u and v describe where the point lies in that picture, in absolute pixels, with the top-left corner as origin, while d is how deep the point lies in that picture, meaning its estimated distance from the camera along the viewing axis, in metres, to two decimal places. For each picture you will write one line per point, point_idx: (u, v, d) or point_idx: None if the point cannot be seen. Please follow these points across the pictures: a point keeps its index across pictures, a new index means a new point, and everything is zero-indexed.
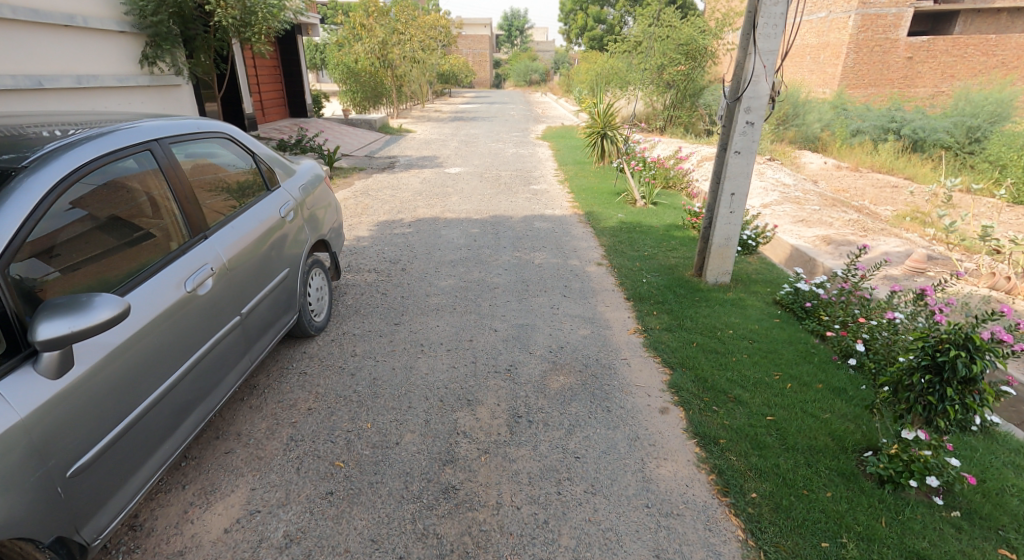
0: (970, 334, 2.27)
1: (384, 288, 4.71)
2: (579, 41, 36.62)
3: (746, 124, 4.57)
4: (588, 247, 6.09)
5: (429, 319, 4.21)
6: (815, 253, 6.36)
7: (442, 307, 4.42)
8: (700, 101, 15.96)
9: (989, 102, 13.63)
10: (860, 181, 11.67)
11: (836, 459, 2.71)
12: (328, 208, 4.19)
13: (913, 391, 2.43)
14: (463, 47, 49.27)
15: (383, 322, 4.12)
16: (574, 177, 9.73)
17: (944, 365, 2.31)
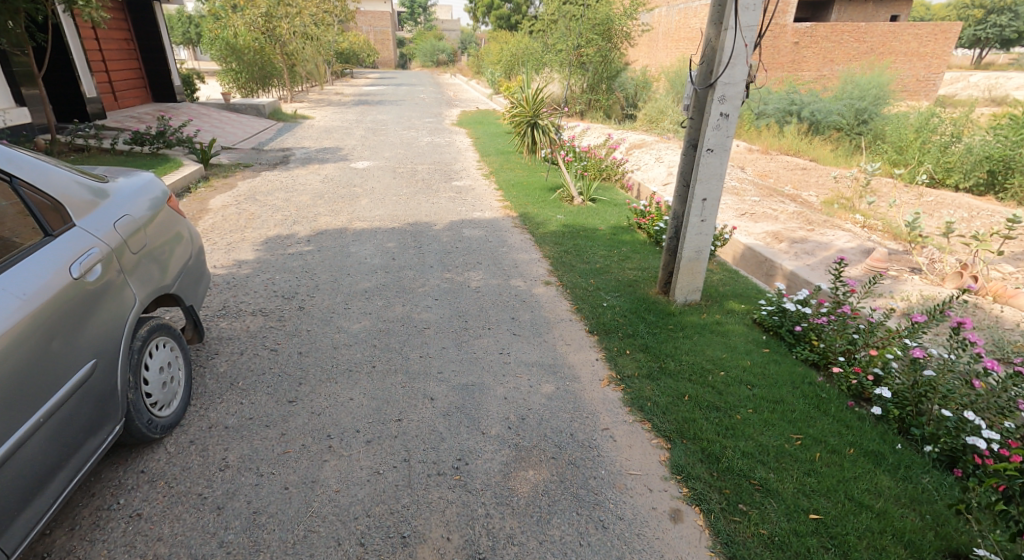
0: None
1: (274, 341, 3.48)
2: (484, 19, 35.10)
3: (720, 117, 3.78)
4: (530, 260, 5.16)
5: (338, 389, 3.04)
6: (773, 254, 5.84)
7: (355, 365, 3.27)
8: (616, 84, 15.40)
9: (873, 86, 13.52)
10: (772, 164, 11.42)
11: None
12: (178, 240, 2.89)
13: None
14: (362, 24, 46.14)
15: (271, 401, 2.91)
16: (500, 171, 8.75)
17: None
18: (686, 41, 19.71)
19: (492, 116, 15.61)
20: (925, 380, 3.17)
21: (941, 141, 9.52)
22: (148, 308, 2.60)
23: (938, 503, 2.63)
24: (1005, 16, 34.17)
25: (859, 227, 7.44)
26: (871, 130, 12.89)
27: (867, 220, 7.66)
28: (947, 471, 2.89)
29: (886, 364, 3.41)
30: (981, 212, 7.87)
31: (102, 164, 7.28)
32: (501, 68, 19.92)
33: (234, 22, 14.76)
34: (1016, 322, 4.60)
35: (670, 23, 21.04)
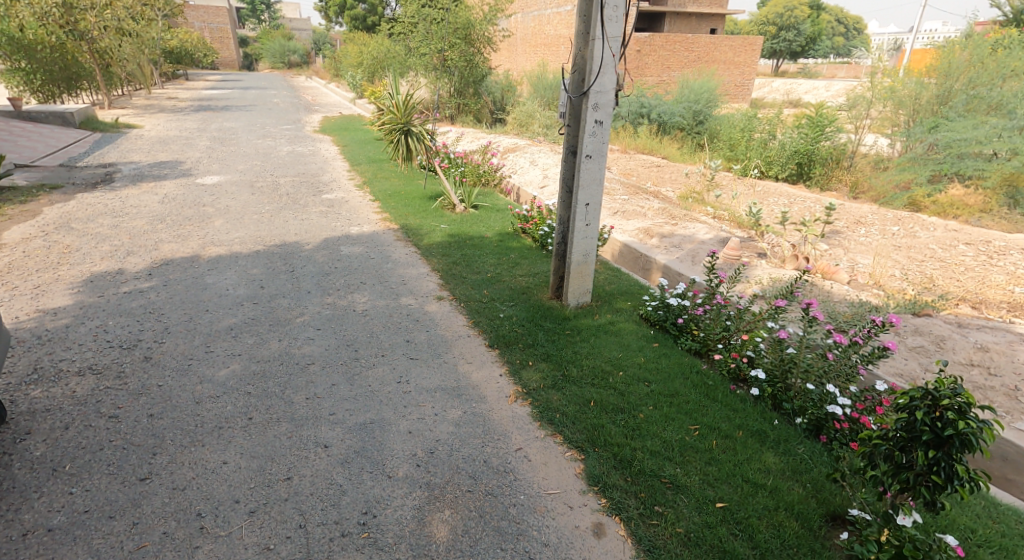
0: (963, 394, 1.94)
1: (112, 406, 2.91)
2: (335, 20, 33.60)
3: (595, 124, 3.78)
4: (418, 275, 4.93)
5: (206, 454, 2.60)
6: (647, 249, 6.10)
7: (227, 419, 2.84)
8: (482, 88, 15.46)
9: (705, 88, 14.97)
10: (631, 162, 12.16)
11: (814, 551, 2.31)
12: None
13: (911, 471, 2.04)
14: (193, 19, 41.23)
15: (116, 484, 2.41)
16: (375, 180, 8.34)
17: (949, 439, 1.93)
18: (544, 47, 20.45)
19: (359, 121, 14.92)
20: (787, 355, 3.30)
21: (760, 138, 10.69)
22: None
23: (816, 473, 2.76)
24: (792, 32, 40.39)
25: (710, 219, 7.65)
26: (707, 130, 14.25)
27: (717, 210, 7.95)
28: (817, 440, 3.04)
29: (757, 346, 3.56)
30: (799, 199, 8.39)
31: None
32: (362, 72, 19.15)
33: (20, 12, 12.36)
34: (845, 295, 4.71)
35: (526, 29, 21.74)
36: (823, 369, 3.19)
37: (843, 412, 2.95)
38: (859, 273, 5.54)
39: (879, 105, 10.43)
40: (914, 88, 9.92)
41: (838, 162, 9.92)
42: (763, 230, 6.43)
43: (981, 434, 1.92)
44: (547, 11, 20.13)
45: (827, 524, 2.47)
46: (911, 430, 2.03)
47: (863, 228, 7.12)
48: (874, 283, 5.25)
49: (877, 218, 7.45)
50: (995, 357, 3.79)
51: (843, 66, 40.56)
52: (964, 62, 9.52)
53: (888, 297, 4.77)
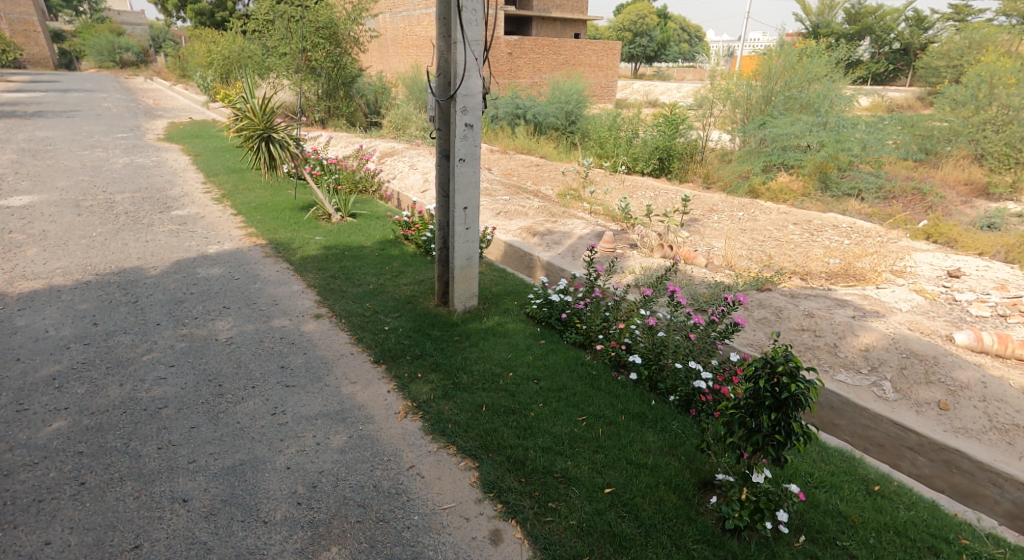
0: (794, 358, 2.17)
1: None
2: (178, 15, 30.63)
3: (465, 127, 3.75)
4: (291, 293, 4.72)
5: (22, 536, 2.21)
6: (529, 247, 6.24)
7: (50, 489, 2.46)
8: (353, 90, 14.92)
9: (574, 89, 15.60)
10: (510, 162, 12.41)
11: (692, 520, 2.46)
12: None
13: (761, 433, 2.25)
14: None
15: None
16: (237, 194, 7.77)
17: (784, 400, 2.16)
18: (416, 48, 20.22)
19: (212, 128, 13.70)
20: (659, 339, 3.52)
21: (626, 136, 11.39)
22: None
23: (689, 445, 2.95)
24: (644, 38, 43.78)
25: (586, 215, 7.91)
26: (579, 129, 14.91)
27: (593, 206, 8.25)
28: (688, 414, 3.26)
29: (633, 333, 3.75)
30: (663, 191, 9.06)
31: None
32: (214, 73, 17.66)
33: None
34: (703, 277, 5.13)
35: (395, 29, 21.34)
36: (688, 348, 3.43)
37: (706, 385, 3.20)
38: (714, 256, 6.08)
39: (719, 104, 11.55)
40: (746, 90, 11.11)
41: (692, 156, 10.81)
42: (633, 222, 6.80)
43: (808, 392, 2.18)
44: (415, 12, 19.97)
45: (701, 492, 2.65)
46: (756, 397, 2.24)
47: (716, 215, 7.86)
48: (727, 265, 5.79)
49: (726, 205, 8.26)
50: (821, 320, 4.29)
51: (690, 69, 44.51)
52: (780, 66, 10.79)
53: (737, 276, 5.27)
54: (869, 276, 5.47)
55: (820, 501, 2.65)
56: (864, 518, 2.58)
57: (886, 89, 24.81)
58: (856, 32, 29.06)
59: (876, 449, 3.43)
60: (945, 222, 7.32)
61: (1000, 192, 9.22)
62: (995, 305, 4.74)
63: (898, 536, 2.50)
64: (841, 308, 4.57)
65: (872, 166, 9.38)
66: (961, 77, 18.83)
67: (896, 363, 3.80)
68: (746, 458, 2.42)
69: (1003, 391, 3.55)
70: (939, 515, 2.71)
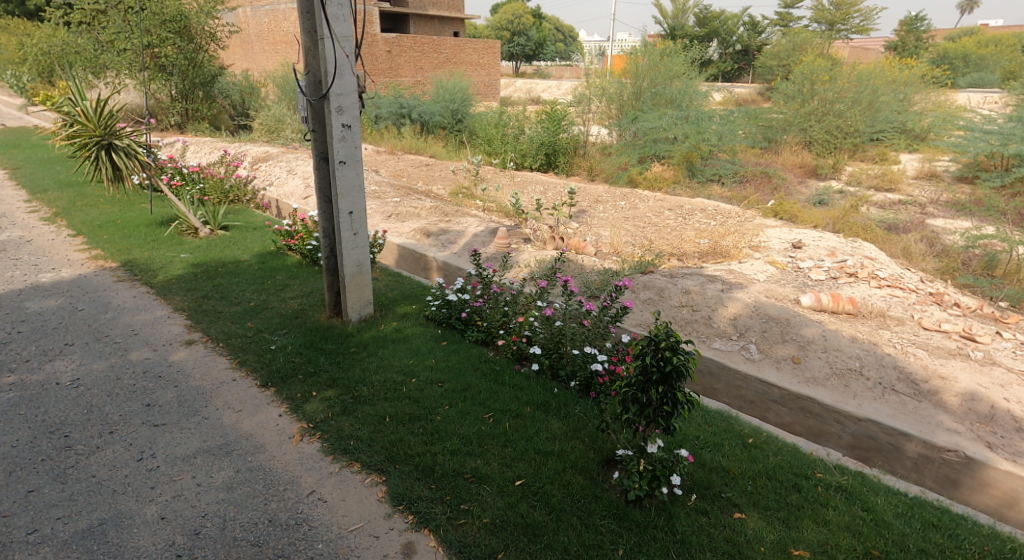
0: (673, 332, 2.29)
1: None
2: None
3: (343, 128, 3.54)
4: (156, 319, 4.25)
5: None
6: (423, 248, 6.08)
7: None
8: (215, 90, 13.73)
9: (458, 87, 15.52)
10: (398, 163, 12.10)
11: (599, 498, 2.51)
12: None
13: (651, 406, 2.35)
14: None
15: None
16: (75, 211, 6.87)
17: (669, 373, 2.26)
18: (285, 45, 19.06)
19: (34, 136, 11.86)
20: (557, 328, 3.57)
21: (512, 133, 11.53)
22: None
23: (591, 427, 3.03)
24: (521, 38, 44.74)
25: (480, 212, 7.76)
26: (466, 127, 14.85)
27: (486, 203, 8.14)
28: (589, 397, 3.35)
29: (532, 324, 3.76)
30: (551, 185, 9.28)
31: None
32: (34, 71, 15.38)
33: None
34: (592, 265, 5.33)
35: (258, 24, 19.95)
36: (584, 334, 3.51)
37: (603, 367, 3.28)
38: (601, 245, 6.33)
39: (594, 100, 12.04)
40: (618, 87, 11.69)
41: (575, 151, 11.18)
42: (525, 218, 6.87)
43: (689, 362, 2.30)
44: (280, 6, 18.86)
45: (605, 469, 2.72)
46: (644, 373, 2.32)
47: (600, 205, 8.20)
48: (613, 252, 6.06)
49: (608, 196, 8.66)
50: (697, 296, 4.60)
51: (566, 68, 46.15)
52: (645, 64, 11.43)
53: (623, 262, 5.53)
54: (732, 253, 5.98)
55: (706, 460, 2.83)
56: (743, 470, 2.79)
57: (734, 86, 27.35)
58: (704, 34, 31.58)
59: (748, 405, 3.75)
60: (787, 201, 8.21)
61: (827, 173, 10.52)
62: (828, 270, 5.36)
63: (769, 480, 2.73)
64: (711, 283, 4.94)
65: (728, 154, 10.29)
66: (789, 75, 21.18)
67: (758, 328, 4.17)
68: (641, 431, 2.51)
69: (839, 341, 3.99)
70: (799, 456, 3.01)
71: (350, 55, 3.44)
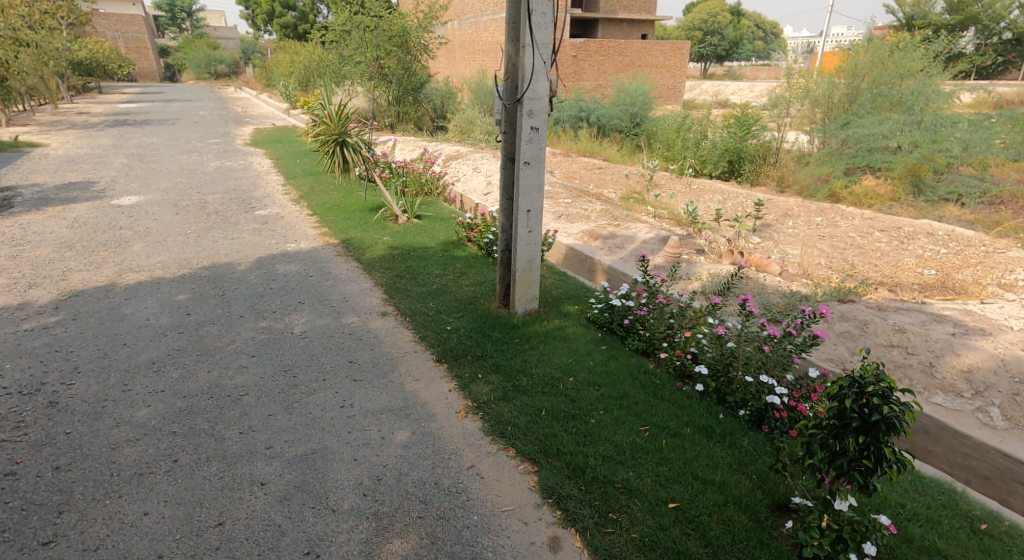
0: (885, 378, 2.03)
1: (8, 461, 2.92)
2: (265, 31, 32.84)
3: (531, 130, 3.69)
4: (360, 290, 5.01)
5: (124, 505, 2.62)
6: (590, 249, 5.95)
7: (149, 464, 2.89)
8: (422, 96, 15.33)
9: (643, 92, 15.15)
10: (573, 165, 12.30)
11: (766, 545, 2.30)
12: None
13: (845, 457, 2.10)
14: (105, 28, 40.07)
15: (12, 552, 2.37)
16: (313, 195, 8.28)
17: (874, 423, 2.00)
18: (483, 53, 20.63)
19: (292, 134, 14.51)
20: (728, 349, 3.25)
21: (694, 138, 11.00)
22: None
23: (761, 464, 2.75)
24: (717, 37, 42.39)
25: (650, 218, 7.48)
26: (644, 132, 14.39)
27: (659, 209, 7.83)
28: (760, 430, 3.03)
29: (700, 342, 3.48)
30: (732, 195, 8.72)
31: None
32: (294, 81, 18.90)
33: None
34: (777, 287, 4.90)
35: (462, 36, 21.88)
36: (761, 361, 3.14)
37: (781, 401, 2.93)
38: (789, 264, 5.78)
39: (796, 104, 11.00)
40: (827, 89, 10.54)
41: (765, 158, 10.35)
42: (701, 227, 6.45)
43: (904, 416, 2.01)
44: (482, 18, 20.39)
45: (774, 515, 2.48)
46: (841, 418, 2.09)
47: (791, 220, 7.48)
48: (803, 273, 5.50)
49: (803, 210, 7.85)
50: (912, 338, 4.01)
51: (766, 67, 42.79)
52: (868, 62, 10.15)
53: (816, 286, 4.98)
54: (972, 290, 5.06)
55: (914, 537, 2.47)
56: None
57: (990, 86, 22.74)
58: (957, 22, 26.91)
59: (980, 481, 3.13)
60: None
61: None
62: None
63: None
64: (938, 323, 4.24)
65: (975, 169, 8.67)
66: None
67: (1005, 388, 3.47)
68: (827, 482, 2.24)
69: None
70: None
71: (548, 60, 3.58)
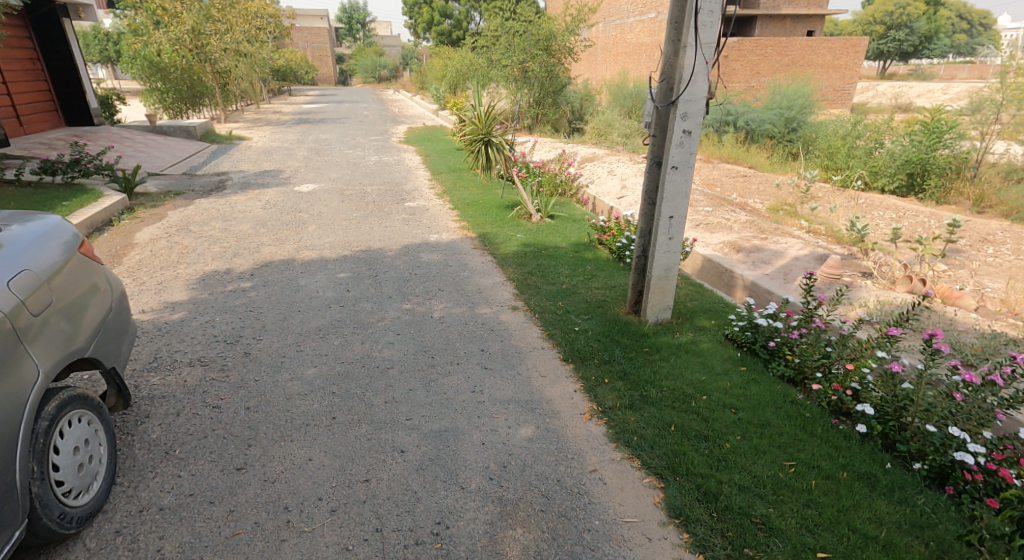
0: None
1: (216, 397, 3.51)
2: (425, 38, 35.39)
3: (683, 134, 3.55)
4: (494, 283, 5.21)
5: (293, 450, 2.99)
6: (732, 263, 5.56)
7: (314, 417, 3.26)
8: (562, 98, 15.52)
9: (801, 95, 13.78)
10: (715, 171, 11.66)
11: None
12: (96, 290, 2.98)
13: None
14: (298, 40, 46.04)
15: (216, 471, 2.86)
16: (455, 190, 8.76)
17: None
18: (626, 55, 20.46)
19: (440, 133, 15.41)
20: (903, 391, 2.80)
21: (865, 146, 9.85)
22: (64, 374, 2.65)
23: (939, 528, 2.34)
24: (903, 31, 37.33)
25: (803, 233, 6.83)
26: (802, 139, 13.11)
27: (813, 224, 7.08)
28: (939, 490, 2.56)
29: (864, 378, 3.04)
30: (910, 213, 7.70)
31: (47, 201, 7.82)
32: (446, 83, 20.13)
33: (157, 38, 14.88)
34: (971, 324, 4.21)
35: (606, 37, 21.76)
36: (947, 411, 2.66)
37: (975, 461, 2.45)
38: (987, 298, 4.93)
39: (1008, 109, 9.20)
40: None
41: (958, 173, 8.96)
42: (868, 248, 5.78)
43: None
44: (628, 19, 20.09)
45: None
46: None
47: (991, 247, 6.40)
48: (1006, 312, 4.65)
49: (1009, 237, 6.67)
50: None
51: (961, 68, 37.16)
52: None
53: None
54: None
55: None
56: None
57: None
58: None
59: None
60: None
61: None
62: None
63: None
64: None
65: None
66: None
67: None
68: None
69: None
70: None
71: (711, 60, 3.40)
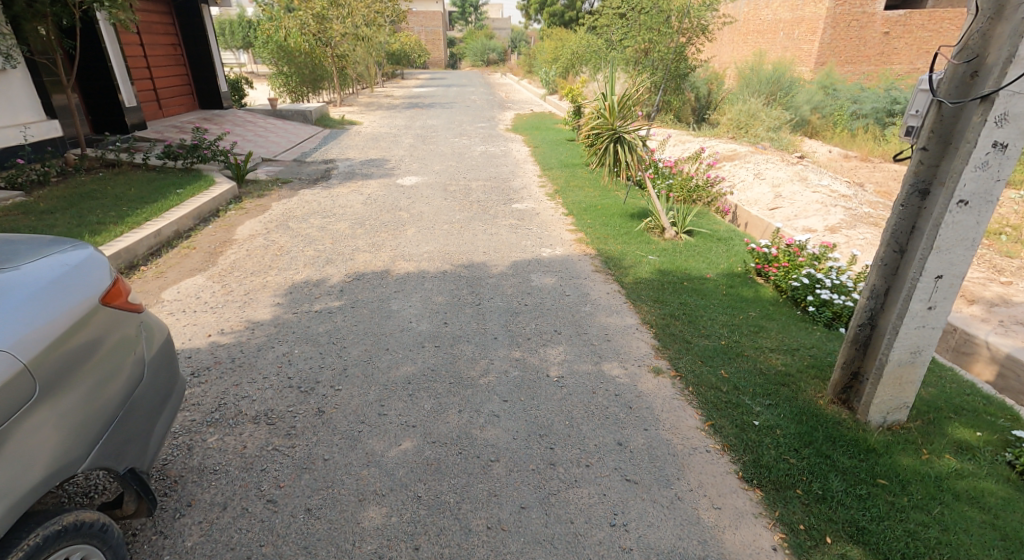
0: None
1: (274, 483, 2.63)
2: (538, 21, 34.32)
3: (989, 151, 2.20)
4: (628, 327, 4.03)
5: None
6: (966, 322, 3.98)
7: (389, 542, 2.30)
8: (687, 83, 13.81)
9: None
10: (878, 174, 9.73)
11: None
12: (126, 351, 2.12)
13: None
14: (413, 24, 46.77)
15: None
16: (569, 190, 7.60)
17: None
18: (757, 34, 18.23)
19: (550, 121, 14.25)
20: None
21: None
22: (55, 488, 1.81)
23: None
24: None
25: None
26: None
27: None
28: None
29: None
30: None
31: (163, 189, 7.68)
32: (558, 68, 18.94)
33: (285, 23, 15.08)
34: None
35: (738, 14, 19.51)
36: None
37: None
38: None
39: None
40: None
41: None
42: None
43: None
44: None
45: None
46: None
47: None
48: None
49: None
50: None
51: None
52: None
53: None
54: None
55: None
56: None
57: None
58: None
59: None
60: None
61: None
62: None
63: None
64: None
65: None
66: None
67: None
68: None
69: None
70: None
71: None
